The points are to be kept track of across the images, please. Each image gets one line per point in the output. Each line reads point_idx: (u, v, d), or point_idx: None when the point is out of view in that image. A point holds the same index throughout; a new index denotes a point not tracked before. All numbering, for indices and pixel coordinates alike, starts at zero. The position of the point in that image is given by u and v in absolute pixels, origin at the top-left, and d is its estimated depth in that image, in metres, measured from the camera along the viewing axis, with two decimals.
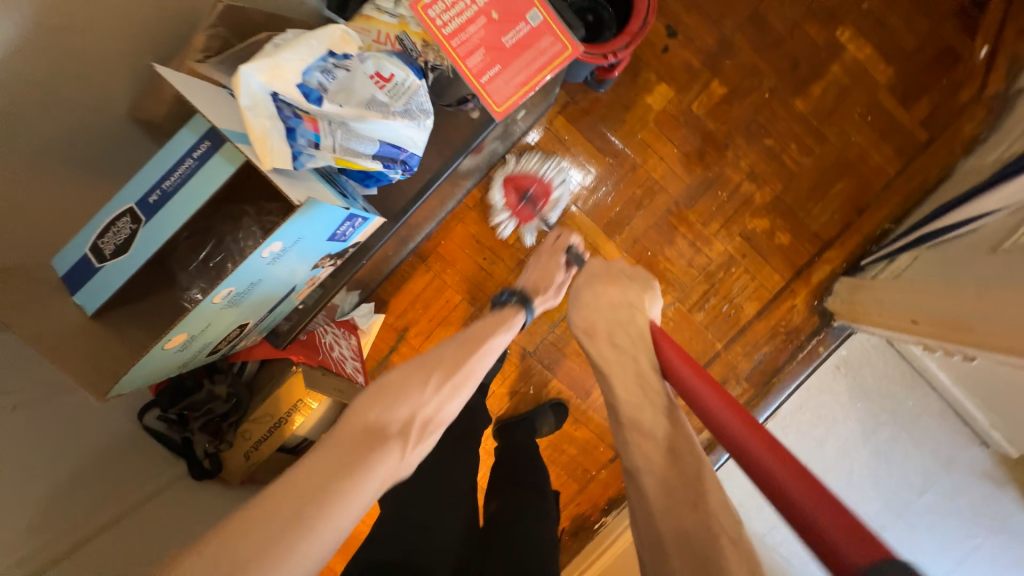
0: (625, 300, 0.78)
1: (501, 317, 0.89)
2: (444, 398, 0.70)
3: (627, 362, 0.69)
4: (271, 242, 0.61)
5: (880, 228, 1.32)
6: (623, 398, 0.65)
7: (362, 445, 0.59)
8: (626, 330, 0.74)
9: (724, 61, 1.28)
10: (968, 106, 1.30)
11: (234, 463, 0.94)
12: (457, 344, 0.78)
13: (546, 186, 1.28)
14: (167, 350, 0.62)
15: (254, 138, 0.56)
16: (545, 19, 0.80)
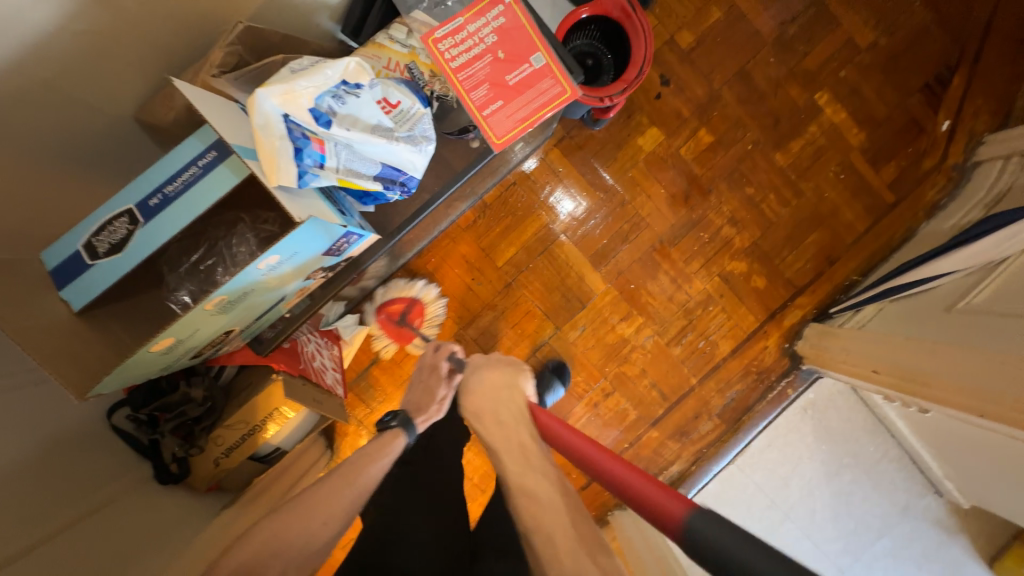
0: (505, 380, 0.86)
1: (379, 445, 0.86)
2: (326, 535, 0.70)
3: (513, 432, 0.75)
4: (268, 255, 0.62)
5: (849, 280, 1.40)
6: (512, 470, 0.69)
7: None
8: (508, 403, 0.81)
9: (711, 111, 1.36)
10: (931, 173, 1.41)
11: (202, 467, 0.92)
12: (340, 475, 0.77)
13: (416, 306, 1.30)
14: (150, 354, 0.62)
15: (263, 155, 0.61)
16: (547, 62, 0.85)
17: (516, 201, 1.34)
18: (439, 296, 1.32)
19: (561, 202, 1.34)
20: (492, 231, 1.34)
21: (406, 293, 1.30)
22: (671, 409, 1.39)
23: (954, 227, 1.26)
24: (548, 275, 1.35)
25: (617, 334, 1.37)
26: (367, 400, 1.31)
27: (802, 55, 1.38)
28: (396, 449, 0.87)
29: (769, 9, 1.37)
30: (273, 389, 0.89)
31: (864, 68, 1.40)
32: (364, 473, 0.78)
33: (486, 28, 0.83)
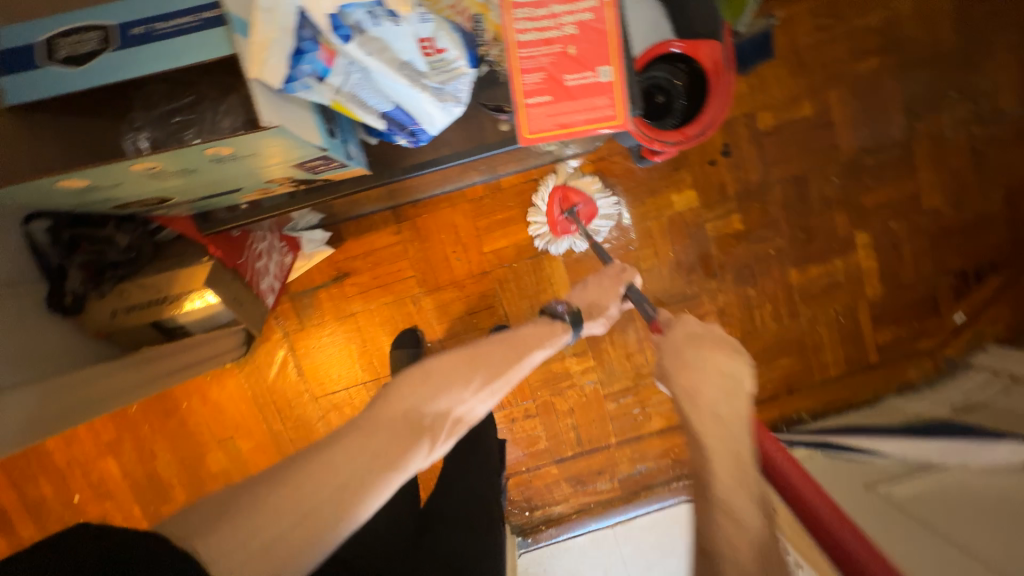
0: (731, 369, 0.73)
1: (545, 331, 0.93)
2: (478, 401, 0.76)
3: (728, 433, 0.67)
4: (218, 144, 0.58)
5: (798, 415, 1.39)
6: (723, 475, 0.63)
7: (406, 435, 0.64)
8: (730, 402, 0.70)
9: (754, 201, 1.31)
10: (922, 355, 1.39)
11: (98, 312, 0.87)
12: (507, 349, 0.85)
13: (591, 204, 1.25)
14: (60, 187, 0.62)
15: (254, 41, 0.53)
16: (613, 80, 0.79)
17: (530, 196, 1.28)
18: (611, 210, 1.27)
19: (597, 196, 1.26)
20: (495, 214, 1.28)
21: (590, 190, 1.26)
22: (580, 455, 1.39)
23: (915, 412, 1.25)
24: (527, 281, 1.30)
25: (564, 366, 1.35)
26: (301, 316, 1.30)
27: (865, 189, 1.33)
28: (557, 341, 0.93)
29: (858, 129, 1.30)
30: (197, 272, 0.85)
31: (916, 228, 1.36)
32: (518, 357, 0.85)
33: (569, 17, 0.76)
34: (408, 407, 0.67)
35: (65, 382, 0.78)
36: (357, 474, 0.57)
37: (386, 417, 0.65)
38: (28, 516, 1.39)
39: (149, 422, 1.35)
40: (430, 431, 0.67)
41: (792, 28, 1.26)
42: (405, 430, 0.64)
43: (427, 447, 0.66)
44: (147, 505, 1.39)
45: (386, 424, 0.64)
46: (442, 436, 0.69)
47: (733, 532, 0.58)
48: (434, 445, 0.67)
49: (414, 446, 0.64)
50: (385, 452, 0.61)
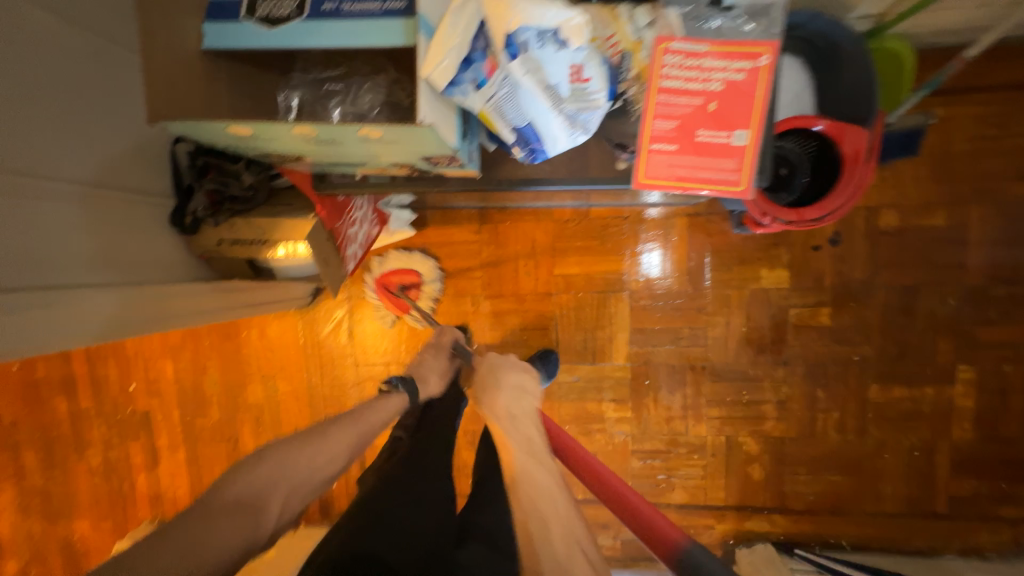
0: (520, 376, 0.81)
1: (383, 402, 0.89)
2: (320, 468, 0.74)
3: (522, 425, 0.74)
4: (373, 128, 0.61)
5: (836, 538, 1.26)
6: (518, 466, 0.67)
7: (232, 519, 0.63)
8: (519, 399, 0.77)
9: (851, 301, 1.21)
10: (1002, 520, 1.22)
11: (206, 237, 0.94)
12: (347, 422, 0.81)
13: (416, 281, 1.31)
14: (228, 132, 0.65)
15: (435, 43, 0.58)
16: (747, 145, 0.76)
17: (613, 232, 1.26)
18: (438, 277, 1.32)
19: (647, 245, 1.26)
20: (573, 241, 1.28)
21: (414, 268, 1.31)
22: (590, 502, 1.34)
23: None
24: (586, 315, 1.29)
25: (599, 409, 1.31)
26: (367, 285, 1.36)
27: (983, 321, 1.19)
28: (395, 405, 0.89)
29: (994, 255, 1.17)
30: (302, 227, 0.90)
31: None
32: (364, 426, 0.82)
33: (719, 74, 0.75)
34: (241, 486, 0.67)
35: (153, 290, 0.86)
36: (198, 550, 0.58)
37: (218, 500, 0.64)
38: (91, 389, 1.55)
39: (210, 339, 1.46)
40: (270, 509, 0.66)
41: (947, 132, 1.15)
42: (240, 513, 0.63)
43: (262, 521, 0.65)
44: (186, 412, 1.51)
45: (222, 507, 0.64)
46: (281, 512, 0.68)
47: (536, 523, 0.61)
48: (272, 523, 0.66)
49: (246, 531, 0.63)
50: (221, 534, 0.61)
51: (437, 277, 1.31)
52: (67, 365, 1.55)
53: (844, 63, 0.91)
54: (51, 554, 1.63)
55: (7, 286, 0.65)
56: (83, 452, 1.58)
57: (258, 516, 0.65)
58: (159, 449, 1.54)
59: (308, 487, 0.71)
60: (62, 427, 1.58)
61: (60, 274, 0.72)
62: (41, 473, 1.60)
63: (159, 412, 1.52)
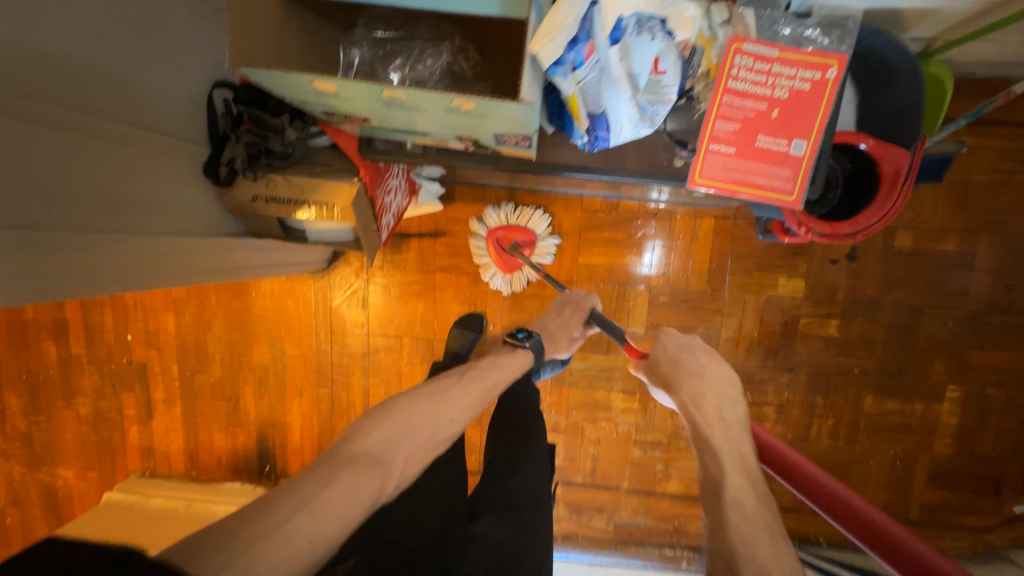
0: (728, 379, 0.73)
1: (509, 362, 0.90)
2: (441, 427, 0.72)
3: (734, 435, 0.65)
4: (465, 99, 0.58)
5: (814, 536, 1.34)
6: (730, 477, 0.60)
7: (370, 466, 0.61)
8: (733, 407, 0.69)
9: (859, 315, 1.26)
10: (963, 528, 1.31)
11: (241, 191, 0.90)
12: (467, 381, 0.81)
13: (530, 240, 1.26)
14: (309, 87, 0.60)
15: (552, 20, 0.57)
16: (804, 155, 0.77)
17: (641, 226, 1.27)
18: (553, 235, 1.27)
19: (649, 242, 1.28)
20: (600, 232, 1.28)
21: (529, 228, 1.26)
22: (589, 487, 1.38)
23: None
24: (605, 305, 1.31)
25: (607, 398, 1.34)
26: (387, 256, 1.34)
27: (976, 345, 1.26)
28: (518, 364, 0.91)
29: (995, 283, 1.23)
30: (344, 190, 0.88)
31: (1012, 403, 1.27)
32: (484, 384, 0.82)
33: (786, 81, 0.74)
34: (370, 439, 0.65)
35: (179, 245, 0.83)
36: (344, 495, 0.56)
37: (350, 452, 0.62)
38: (85, 335, 1.49)
39: (217, 295, 1.42)
40: (397, 462, 0.64)
41: (970, 162, 1.19)
42: (376, 463, 0.61)
43: (392, 473, 0.63)
44: (186, 367, 1.47)
45: (350, 459, 0.61)
46: (405, 467, 0.65)
47: (746, 545, 0.54)
48: (396, 477, 0.63)
49: (379, 483, 0.60)
50: (354, 484, 0.58)
51: (552, 238, 1.26)
52: (59, 308, 1.48)
53: (896, 83, 0.91)
54: (31, 499, 1.59)
55: (41, 226, 0.63)
56: (72, 400, 1.52)
57: (386, 469, 0.62)
58: (154, 403, 1.50)
59: (431, 445, 0.70)
60: (50, 372, 1.52)
61: (99, 218, 0.70)
62: (25, 417, 1.55)
63: (156, 365, 1.48)
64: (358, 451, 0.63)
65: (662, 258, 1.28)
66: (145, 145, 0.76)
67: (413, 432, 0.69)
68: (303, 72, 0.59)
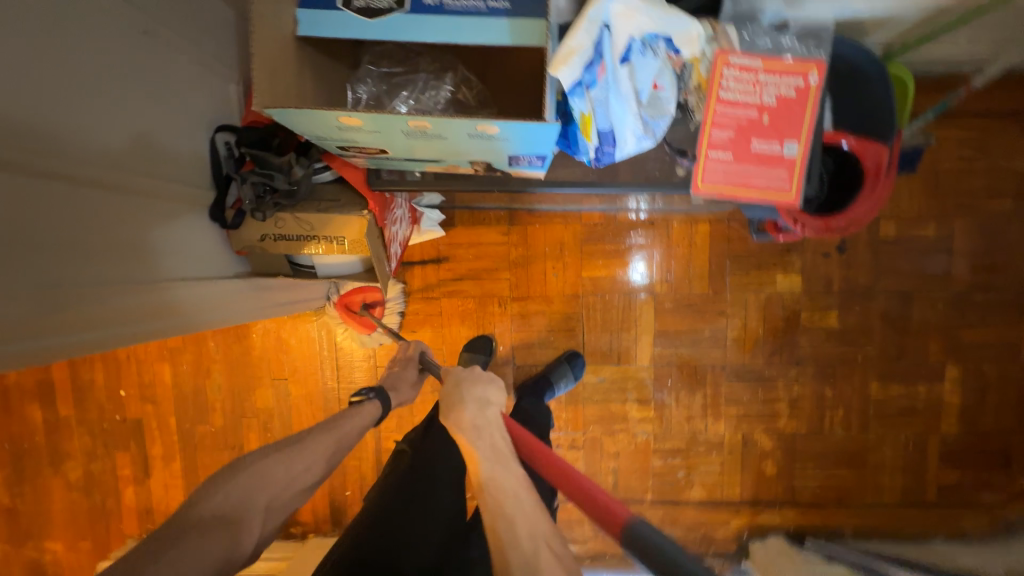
0: (480, 381, 0.72)
1: (355, 411, 0.86)
2: (299, 479, 0.71)
3: (481, 433, 0.65)
4: (488, 123, 0.59)
5: (839, 529, 1.35)
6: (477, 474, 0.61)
7: (210, 532, 0.60)
8: (479, 405, 0.68)
9: (854, 306, 1.31)
10: (981, 505, 1.33)
11: (249, 232, 0.90)
12: (329, 427, 0.79)
13: (379, 299, 1.29)
14: (333, 121, 0.61)
15: (569, 45, 0.60)
16: (796, 156, 0.81)
17: (639, 236, 1.30)
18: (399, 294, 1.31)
19: (636, 253, 1.31)
20: (601, 244, 1.31)
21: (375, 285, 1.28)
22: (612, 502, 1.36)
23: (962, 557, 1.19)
24: (612, 316, 1.32)
25: (623, 410, 1.34)
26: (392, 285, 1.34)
27: (967, 324, 1.31)
28: (366, 416, 0.85)
29: (976, 264, 1.29)
30: (356, 223, 0.88)
31: (1007, 378, 1.32)
32: (336, 433, 0.79)
33: (772, 89, 0.79)
34: (218, 499, 0.63)
35: (193, 289, 0.82)
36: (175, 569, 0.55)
37: (194, 518, 0.61)
38: (72, 396, 1.41)
39: (215, 340, 1.38)
40: (251, 521, 0.64)
41: (937, 152, 1.27)
42: (219, 528, 0.61)
43: (237, 537, 0.61)
44: (184, 419, 1.41)
45: (197, 524, 0.60)
46: (260, 524, 0.65)
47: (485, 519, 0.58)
48: (252, 536, 0.63)
49: (224, 547, 0.60)
50: (196, 554, 0.57)
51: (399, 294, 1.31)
52: (44, 368, 1.40)
53: (868, 85, 0.97)
54: None
55: (56, 282, 0.61)
56: (60, 465, 1.43)
57: (236, 529, 0.62)
58: (151, 460, 1.43)
59: (287, 498, 0.69)
60: (35, 439, 1.43)
61: (113, 270, 0.69)
62: (8, 490, 1.44)
63: (152, 419, 1.41)
64: (206, 514, 0.62)
65: (662, 265, 1.31)
66: (152, 191, 0.75)
67: (264, 488, 0.67)
68: (326, 107, 0.61)
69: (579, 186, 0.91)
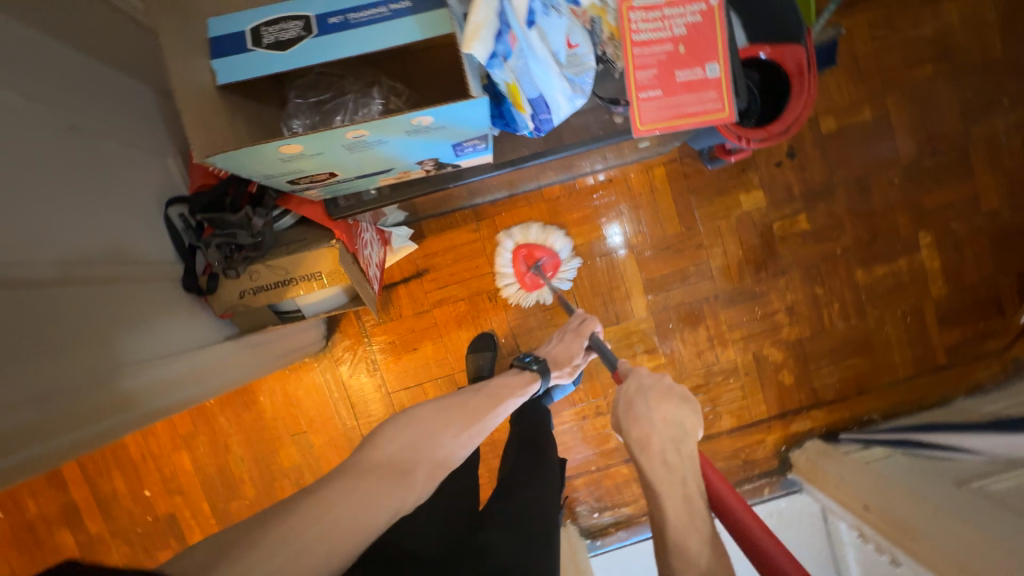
0: (677, 416, 0.70)
1: (519, 380, 0.92)
2: (459, 444, 0.74)
3: (680, 480, 0.64)
4: (422, 115, 0.61)
5: (867, 415, 1.39)
6: (676, 528, 0.60)
7: (388, 475, 0.61)
8: (678, 448, 0.67)
9: (819, 204, 1.35)
10: (989, 355, 1.39)
11: (226, 293, 0.91)
12: (485, 401, 0.83)
13: (553, 259, 1.31)
14: (274, 154, 0.63)
15: (473, 22, 0.62)
16: (720, 75, 0.85)
17: (604, 197, 1.33)
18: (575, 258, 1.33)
19: (605, 213, 1.34)
20: (570, 213, 1.33)
21: (549, 244, 1.31)
22: None
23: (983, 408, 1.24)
24: (600, 279, 1.35)
25: (636, 364, 1.37)
26: (382, 311, 1.35)
27: (925, 191, 1.37)
28: (527, 384, 0.92)
29: (916, 133, 1.35)
30: (327, 254, 0.89)
31: (976, 230, 1.38)
32: (495, 404, 0.83)
33: (680, 19, 0.82)
34: (395, 449, 0.66)
35: (190, 362, 0.82)
36: (362, 504, 0.56)
37: (374, 462, 0.63)
38: (99, 512, 1.39)
39: (225, 414, 1.37)
40: (420, 472, 0.65)
41: (851, 41, 1.33)
42: (396, 473, 0.62)
43: (410, 487, 0.62)
44: (217, 500, 1.39)
45: (375, 467, 0.62)
46: (427, 479, 0.66)
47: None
48: (419, 489, 0.64)
49: (402, 492, 0.61)
50: (379, 494, 0.58)
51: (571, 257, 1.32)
52: (63, 491, 1.38)
53: None
54: None
55: (55, 384, 0.61)
56: None
57: (406, 479, 0.63)
58: None
59: (447, 461, 0.70)
60: None
61: (109, 360, 0.69)
62: None
63: (185, 510, 1.40)
64: (380, 460, 0.64)
65: (631, 220, 1.34)
66: (119, 275, 0.75)
67: (432, 447, 0.70)
68: (264, 141, 0.62)
69: (525, 161, 0.94)
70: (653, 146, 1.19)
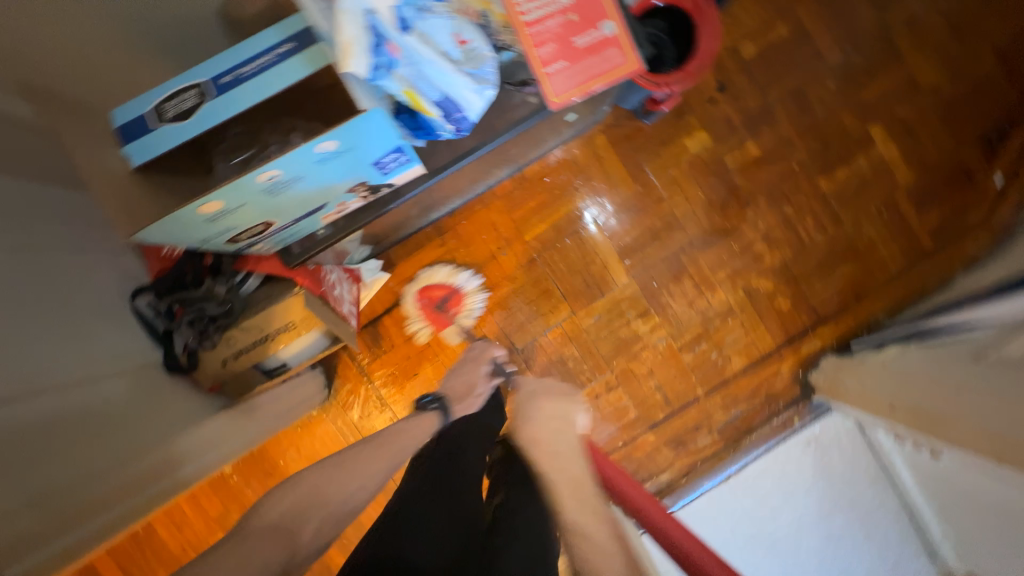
0: (557, 413, 0.98)
1: (419, 421, 0.99)
2: (354, 488, 0.82)
3: (563, 460, 0.87)
4: (324, 139, 0.64)
5: (873, 318, 1.37)
6: (567, 500, 0.80)
7: (273, 534, 0.71)
8: (562, 437, 0.92)
9: (762, 127, 1.36)
10: (975, 227, 1.36)
11: (210, 363, 0.94)
12: (379, 445, 0.91)
13: (456, 296, 1.34)
14: (198, 215, 0.66)
15: (341, 41, 0.64)
16: (616, 31, 0.87)
17: (556, 178, 1.35)
18: (479, 288, 1.35)
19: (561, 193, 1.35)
20: (527, 203, 1.35)
21: (449, 281, 1.34)
22: (672, 415, 1.36)
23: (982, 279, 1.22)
24: (573, 258, 1.35)
25: (632, 330, 1.36)
26: (373, 347, 1.35)
27: (862, 87, 1.37)
28: (426, 423, 0.99)
29: (836, 34, 1.37)
30: (293, 302, 0.93)
31: (923, 110, 1.38)
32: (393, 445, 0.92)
33: None
34: (283, 508, 0.76)
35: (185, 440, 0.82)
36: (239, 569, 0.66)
37: (261, 523, 0.73)
38: None
39: (252, 486, 1.37)
40: (307, 525, 0.74)
41: None
42: (280, 533, 0.72)
43: (297, 540, 0.72)
44: None
45: (259, 531, 0.72)
46: (318, 529, 0.75)
47: (574, 533, 0.75)
48: (309, 536, 0.73)
49: (285, 546, 0.71)
50: (260, 553, 0.68)
51: (477, 289, 1.34)
52: None
53: None
54: None
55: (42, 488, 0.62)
56: None
57: (293, 534, 0.72)
58: None
59: (344, 509, 0.79)
60: None
61: (98, 454, 0.70)
62: None
63: None
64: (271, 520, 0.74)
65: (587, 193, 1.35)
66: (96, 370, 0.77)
67: (324, 498, 0.79)
68: (184, 204, 0.64)
69: (461, 162, 0.96)
70: (585, 117, 1.21)
